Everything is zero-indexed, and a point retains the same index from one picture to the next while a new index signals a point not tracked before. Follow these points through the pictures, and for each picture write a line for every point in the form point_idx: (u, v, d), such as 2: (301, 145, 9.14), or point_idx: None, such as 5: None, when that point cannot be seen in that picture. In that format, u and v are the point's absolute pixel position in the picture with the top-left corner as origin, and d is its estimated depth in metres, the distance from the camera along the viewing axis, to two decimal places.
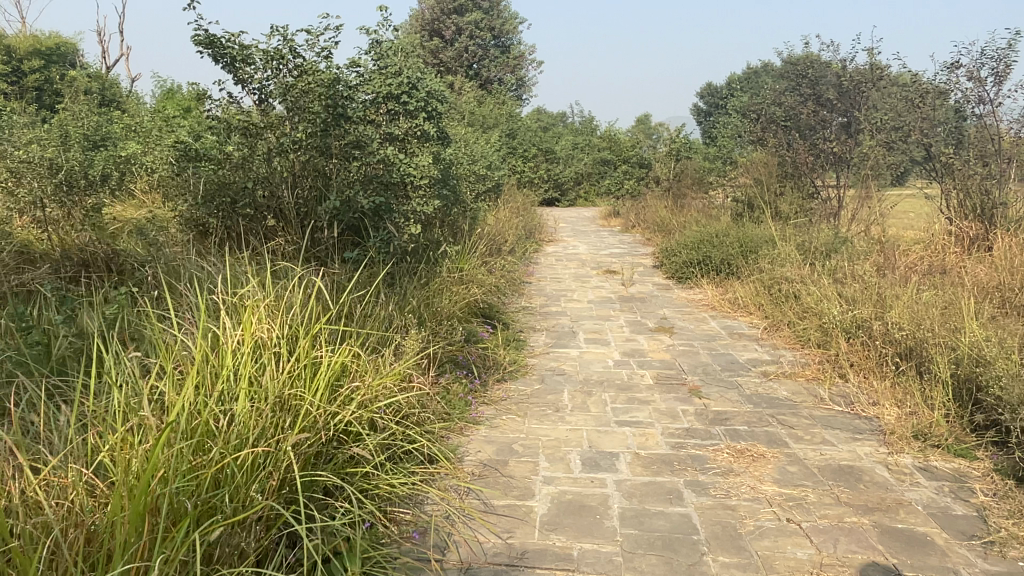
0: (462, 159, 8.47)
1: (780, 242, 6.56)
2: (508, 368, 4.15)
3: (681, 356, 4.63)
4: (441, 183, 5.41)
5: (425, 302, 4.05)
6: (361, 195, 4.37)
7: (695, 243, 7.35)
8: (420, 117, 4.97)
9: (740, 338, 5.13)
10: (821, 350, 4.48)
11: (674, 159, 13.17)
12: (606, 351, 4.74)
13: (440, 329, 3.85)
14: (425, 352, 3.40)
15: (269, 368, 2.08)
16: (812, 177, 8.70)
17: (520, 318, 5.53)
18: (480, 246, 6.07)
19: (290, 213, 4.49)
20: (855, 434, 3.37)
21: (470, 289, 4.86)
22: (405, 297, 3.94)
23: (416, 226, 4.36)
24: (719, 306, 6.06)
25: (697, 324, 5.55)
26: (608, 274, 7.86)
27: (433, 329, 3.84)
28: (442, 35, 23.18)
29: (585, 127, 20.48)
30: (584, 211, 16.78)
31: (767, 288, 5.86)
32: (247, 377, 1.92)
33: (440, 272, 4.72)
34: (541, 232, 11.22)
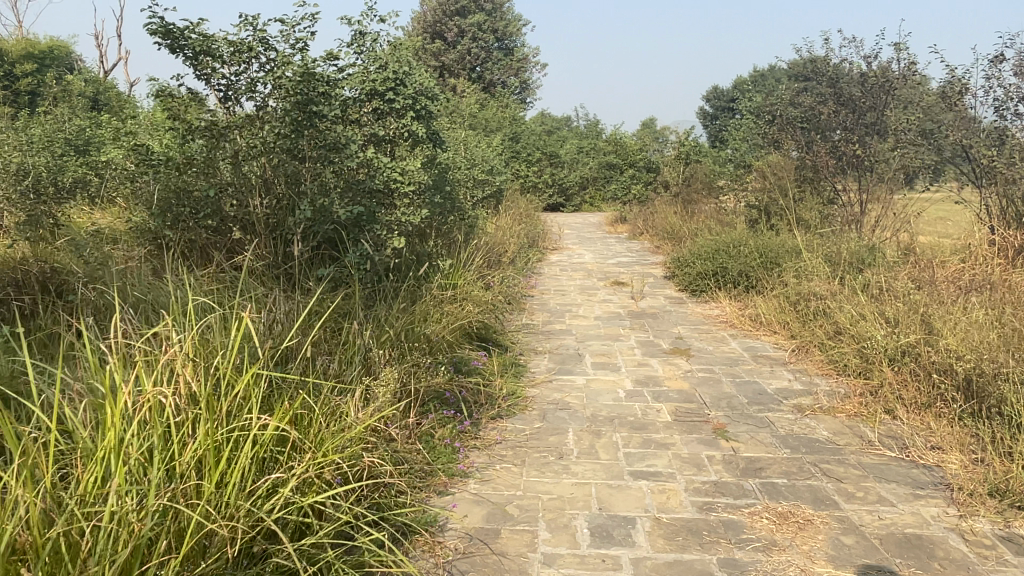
0: (460, 164, 7.96)
1: (804, 253, 6.03)
2: (505, 403, 3.62)
3: (702, 385, 4.10)
4: (432, 189, 4.91)
5: (409, 327, 3.54)
6: (337, 204, 3.88)
7: (710, 252, 6.81)
8: (409, 116, 4.48)
9: (766, 361, 4.59)
10: (861, 379, 3.94)
11: (683, 163, 12.65)
12: (616, 378, 4.22)
13: (424, 360, 3.33)
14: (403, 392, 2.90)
15: (169, 447, 1.64)
16: (834, 181, 8.17)
17: (521, 339, 5.01)
18: (477, 258, 5.56)
19: (260, 226, 4.00)
20: (915, 490, 2.83)
21: (462, 309, 4.35)
22: (384, 323, 3.43)
23: (400, 239, 3.87)
24: (739, 323, 5.53)
25: (716, 345, 5.01)
26: (616, 286, 7.33)
27: (416, 359, 3.32)
28: (445, 38, 22.72)
29: (590, 130, 19.96)
30: (590, 217, 16.24)
31: (792, 304, 5.34)
32: (124, 472, 1.48)
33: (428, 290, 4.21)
34: (544, 240, 10.69)
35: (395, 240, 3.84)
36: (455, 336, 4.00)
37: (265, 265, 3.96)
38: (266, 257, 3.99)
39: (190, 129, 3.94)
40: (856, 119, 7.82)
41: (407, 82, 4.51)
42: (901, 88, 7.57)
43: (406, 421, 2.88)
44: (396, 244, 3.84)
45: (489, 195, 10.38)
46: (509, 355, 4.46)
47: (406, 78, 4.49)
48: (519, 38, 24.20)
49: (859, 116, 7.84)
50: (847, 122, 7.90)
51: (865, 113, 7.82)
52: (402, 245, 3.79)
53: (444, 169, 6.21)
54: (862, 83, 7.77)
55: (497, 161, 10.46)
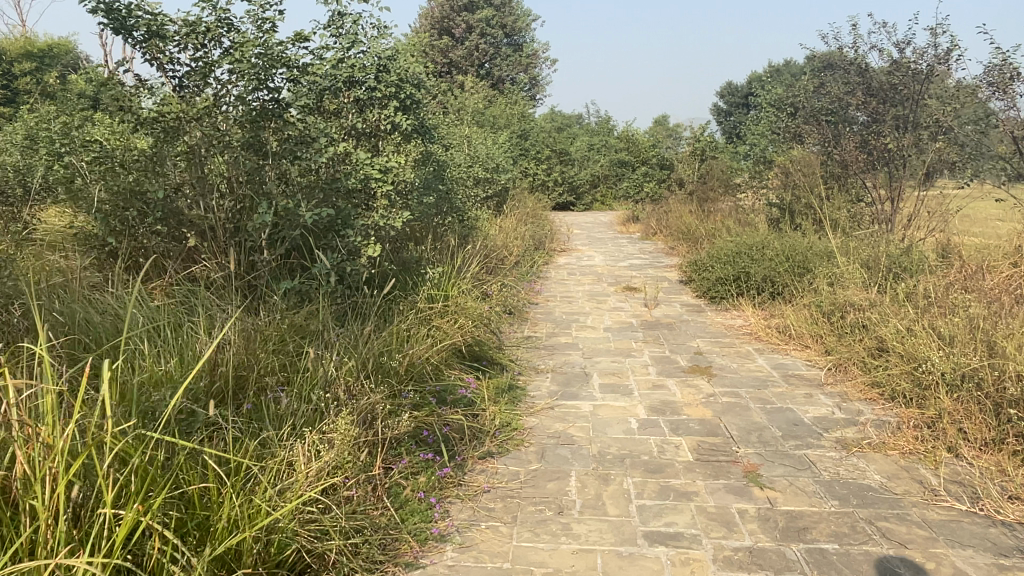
0: (459, 164, 7.46)
1: (835, 257, 5.47)
2: (497, 439, 3.10)
3: (727, 412, 3.56)
4: (415, 190, 4.41)
5: (383, 353, 3.03)
6: (304, 206, 3.38)
7: (730, 256, 6.25)
8: (391, 108, 3.98)
9: (799, 383, 4.05)
10: (914, 409, 3.39)
11: (698, 159, 12.09)
12: (628, 403, 3.69)
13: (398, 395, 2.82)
14: (364, 442, 2.42)
15: None
16: (863, 177, 7.59)
17: (522, 356, 4.49)
18: (473, 264, 5.05)
19: (218, 231, 3.50)
20: (1000, 559, 2.28)
21: (447, 326, 3.82)
22: (352, 348, 2.92)
23: (375, 246, 3.36)
24: (765, 336, 4.98)
25: (740, 362, 4.47)
26: (627, 292, 6.79)
27: (389, 392, 2.81)
28: (453, 34, 22.14)
29: (601, 126, 19.39)
30: (601, 216, 15.69)
31: (825, 315, 4.79)
32: None
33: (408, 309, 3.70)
34: (552, 241, 10.17)
35: (365, 242, 3.32)
36: (441, 359, 3.48)
37: (224, 277, 3.45)
38: (224, 269, 3.47)
39: (137, 121, 3.43)
40: (888, 111, 7.25)
41: (389, 69, 4.02)
42: (938, 77, 6.99)
43: (373, 476, 2.39)
44: (369, 253, 3.33)
45: (494, 195, 9.84)
46: (506, 377, 3.94)
47: (388, 64, 4.00)
48: (529, 33, 23.66)
49: (892, 107, 7.26)
50: (879, 113, 7.31)
51: (898, 104, 7.24)
52: (376, 254, 3.28)
53: (438, 170, 5.71)
54: (893, 71, 7.20)
55: (503, 159, 9.92)
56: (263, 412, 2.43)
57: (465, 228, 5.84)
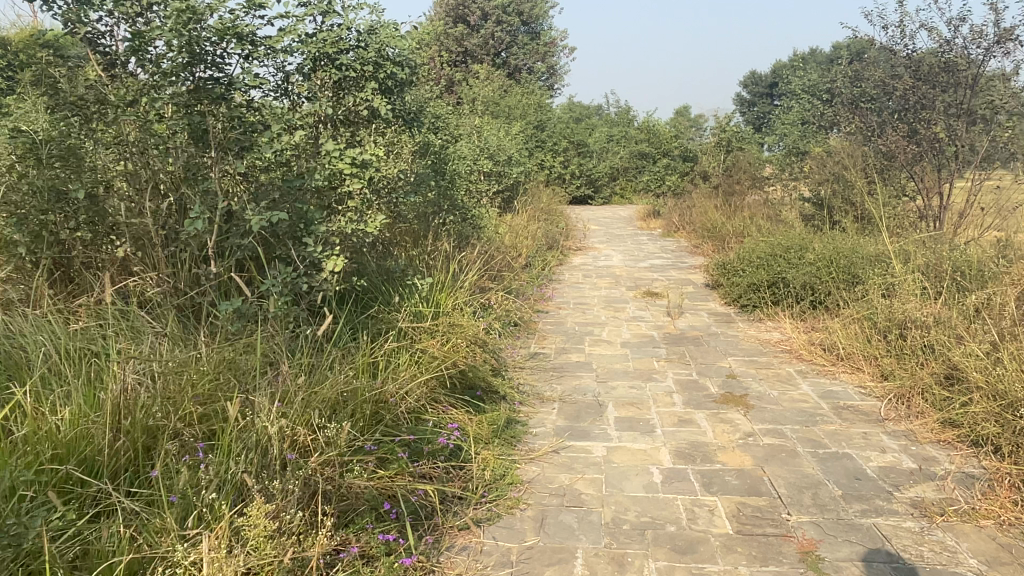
0: (462, 157, 6.82)
1: (887, 263, 4.80)
2: (484, 502, 2.48)
3: (772, 459, 2.92)
4: (401, 188, 3.80)
5: (341, 399, 2.44)
6: (253, 210, 2.78)
7: (764, 259, 5.58)
8: (367, 91, 3.36)
9: (854, 419, 3.40)
10: (1008, 463, 2.74)
11: (724, 150, 11.38)
12: (649, 446, 3.06)
13: (356, 459, 2.23)
14: (296, 542, 1.87)
15: None
16: (909, 170, 6.85)
17: (525, 381, 3.87)
18: (472, 272, 4.44)
19: (155, 237, 2.92)
20: None
21: (430, 354, 3.21)
22: (300, 393, 2.33)
23: (337, 258, 2.76)
24: (810, 357, 4.31)
25: (782, 389, 3.82)
26: (648, 298, 6.13)
27: (343, 456, 2.21)
28: (468, 21, 21.36)
29: (621, 117, 18.66)
30: (620, 210, 15.00)
31: (881, 334, 4.11)
32: None
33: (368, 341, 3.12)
34: (567, 239, 9.53)
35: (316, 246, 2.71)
36: (419, 397, 2.88)
37: (162, 294, 2.87)
38: (162, 283, 2.89)
39: (57, 103, 2.82)
40: (937, 96, 6.49)
41: (364, 44, 3.42)
42: (997, 58, 6.24)
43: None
44: (328, 266, 2.72)
45: (505, 189, 9.21)
46: (504, 412, 3.32)
47: (364, 39, 3.39)
48: (546, 21, 22.92)
49: (942, 93, 6.50)
50: (926, 98, 6.55)
51: (948, 89, 6.49)
52: (337, 267, 2.68)
53: (434, 165, 5.09)
54: (945, 51, 6.44)
55: (514, 152, 9.27)
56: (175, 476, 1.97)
57: (466, 229, 5.23)
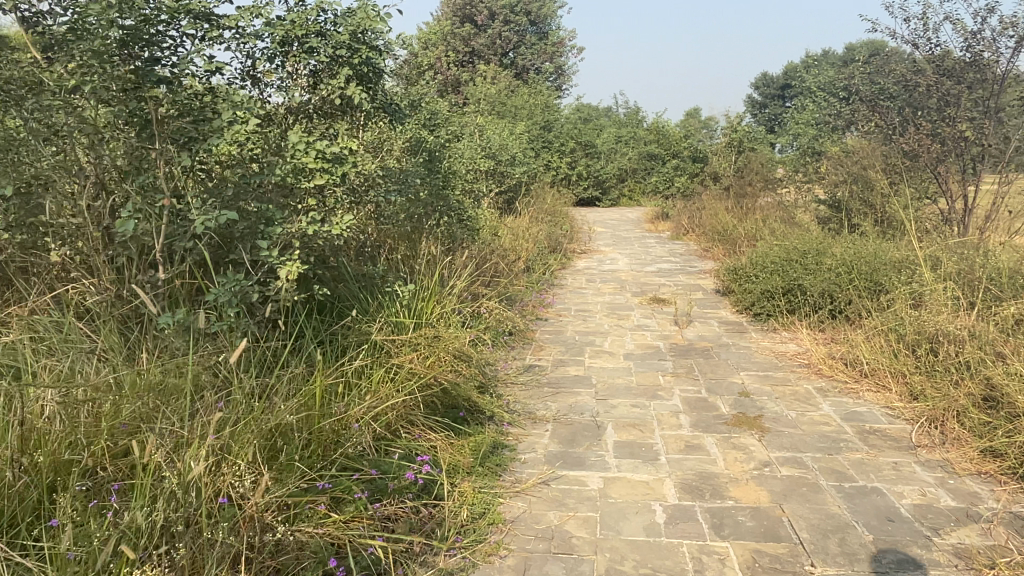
0: (460, 156, 6.50)
1: (911, 272, 4.44)
2: (456, 550, 2.14)
3: (792, 495, 2.56)
4: (381, 187, 3.47)
5: (286, 434, 2.13)
6: (200, 211, 2.44)
7: (778, 265, 5.22)
8: (341, 77, 3.03)
9: (882, 446, 3.04)
10: None
11: (735, 151, 11.02)
12: (651, 478, 2.70)
13: (296, 511, 1.95)
14: None
15: None
16: (931, 171, 6.47)
17: (517, 399, 3.53)
18: (462, 278, 4.11)
19: (96, 240, 2.59)
20: None
21: (407, 371, 2.89)
22: (235, 427, 2.02)
23: (294, 264, 2.43)
24: (830, 373, 3.94)
25: (800, 409, 3.46)
26: (655, 306, 5.78)
27: (278, 506, 1.90)
28: (475, 21, 21.07)
29: (629, 118, 18.29)
30: (628, 213, 14.64)
31: (909, 349, 3.75)
32: None
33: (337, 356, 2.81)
34: (572, 242, 9.19)
35: (270, 252, 2.40)
36: (387, 427, 2.57)
37: (103, 303, 2.56)
38: (103, 291, 2.58)
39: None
40: (963, 92, 6.12)
41: (340, 26, 3.09)
42: None
43: None
44: (284, 274, 2.39)
45: (508, 190, 8.88)
46: (490, 435, 2.99)
47: (340, 20, 3.07)
48: (554, 21, 22.60)
49: (967, 90, 6.14)
50: (950, 95, 6.18)
51: (974, 85, 6.13)
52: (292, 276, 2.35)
53: (426, 163, 4.76)
54: (972, 45, 6.07)
55: (517, 151, 8.94)
56: (73, 529, 1.65)
57: (459, 231, 4.89)
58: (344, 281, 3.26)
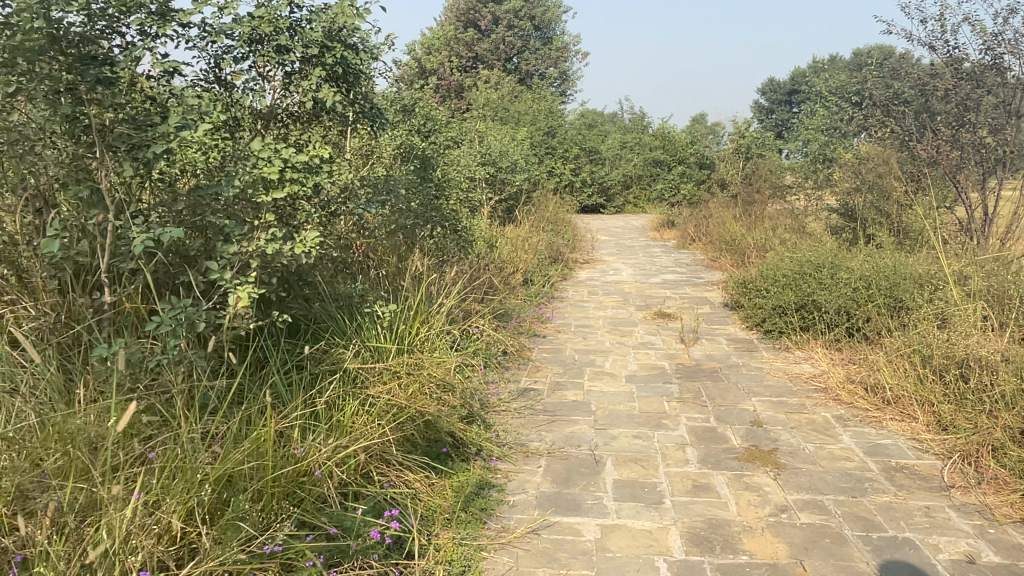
0: (456, 162, 6.23)
1: (935, 290, 4.14)
2: None
3: (813, 549, 2.26)
4: (360, 198, 3.20)
5: (228, 493, 1.88)
6: (145, 228, 2.15)
7: (791, 278, 4.92)
8: (313, 80, 2.79)
9: (912, 487, 2.73)
10: None
11: (742, 158, 10.74)
12: (654, 526, 2.41)
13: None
14: None
15: None
16: (949, 179, 6.17)
17: (508, 429, 3.24)
18: (451, 295, 3.83)
19: (30, 259, 2.29)
20: None
21: (383, 404, 2.62)
22: (169, 493, 1.76)
23: (248, 287, 2.13)
24: (849, 400, 3.64)
25: (819, 443, 3.16)
26: (659, 321, 5.49)
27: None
28: (478, 26, 20.87)
29: (635, 124, 17.99)
30: (633, 220, 14.38)
31: (936, 374, 3.45)
32: None
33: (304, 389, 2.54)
34: (574, 252, 8.91)
35: (219, 275, 2.11)
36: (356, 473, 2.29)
37: (39, 329, 2.28)
38: (43, 314, 2.31)
39: None
40: (983, 96, 5.82)
41: (313, 23, 2.85)
42: None
43: None
44: (236, 299, 2.10)
45: (508, 198, 8.60)
46: (475, 473, 2.71)
47: (314, 17, 2.82)
48: (559, 27, 22.38)
49: (987, 94, 5.84)
50: (969, 99, 5.88)
51: (996, 89, 5.82)
52: (242, 303, 2.06)
53: (416, 172, 4.48)
54: (993, 46, 5.77)
55: (518, 158, 8.67)
56: None
57: (451, 244, 4.61)
58: (319, 301, 3.00)
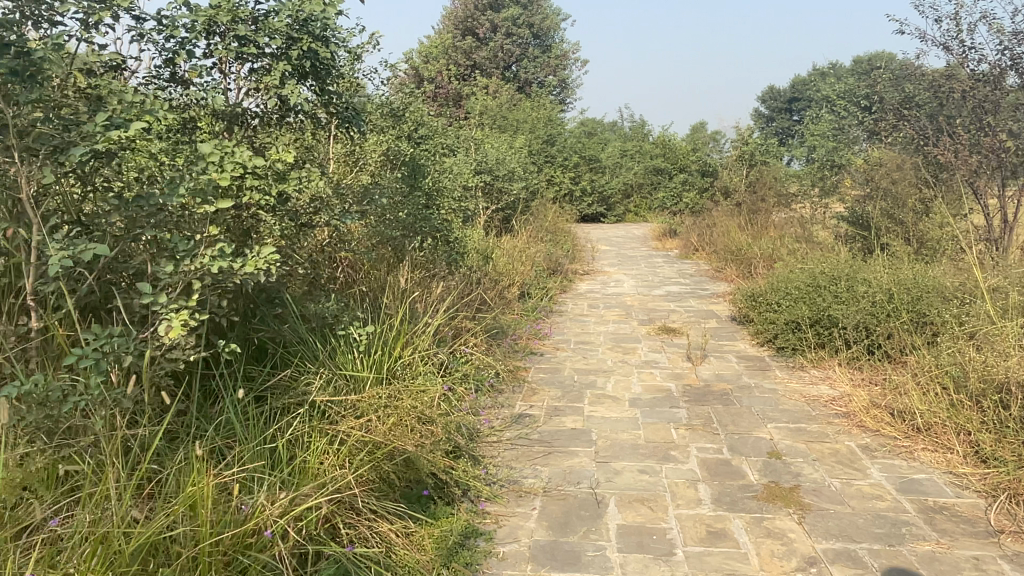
0: (449, 169, 5.93)
1: (964, 305, 3.83)
2: None
3: None
4: (334, 208, 2.91)
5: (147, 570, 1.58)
6: (69, 243, 1.83)
7: (805, 290, 4.61)
8: (276, 75, 2.50)
9: (955, 533, 2.41)
10: None
11: (746, 165, 10.45)
12: None
13: None
14: None
15: None
16: (967, 186, 5.85)
17: (500, 463, 2.92)
18: (439, 313, 3.53)
19: None
20: None
21: (353, 443, 2.31)
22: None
23: (186, 312, 1.81)
24: (875, 427, 3.32)
25: (847, 478, 2.83)
26: (664, 336, 5.17)
27: None
28: (477, 34, 20.65)
29: (635, 131, 17.72)
30: (634, 229, 14.11)
31: (971, 399, 3.13)
32: None
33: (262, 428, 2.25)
34: (574, 262, 8.61)
35: (149, 300, 1.81)
36: (315, 530, 1.99)
37: None
38: None
39: None
40: (1002, 98, 5.52)
41: (279, 13, 2.56)
42: None
43: None
44: (168, 327, 1.78)
45: (505, 207, 8.30)
46: (460, 519, 2.39)
47: (279, 7, 2.54)
48: (558, 34, 22.18)
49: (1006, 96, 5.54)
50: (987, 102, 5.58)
51: (1015, 91, 5.52)
52: (173, 333, 1.74)
53: (403, 179, 4.17)
54: (1012, 46, 5.47)
55: (515, 166, 8.37)
56: None
57: (441, 256, 4.30)
58: (287, 325, 2.70)
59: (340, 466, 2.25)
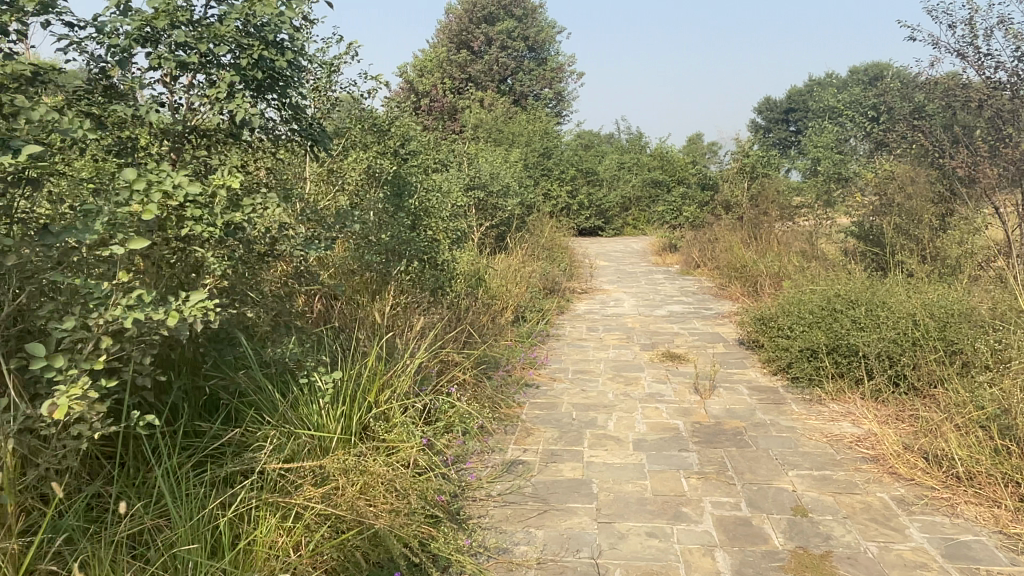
0: (438, 187, 5.60)
1: (1000, 333, 3.49)
2: None
3: None
4: (295, 237, 2.59)
5: None
6: None
7: (820, 315, 4.28)
8: (223, 87, 2.20)
9: None
10: None
11: (748, 177, 10.13)
12: None
13: None
14: None
15: None
16: (985, 200, 5.53)
17: (487, 525, 2.55)
18: (422, 350, 3.17)
19: None
20: None
21: (311, 518, 2.02)
22: None
23: (84, 380, 1.49)
24: (909, 475, 2.97)
25: (886, 541, 2.47)
26: (669, 364, 4.82)
27: None
28: (471, 47, 20.40)
29: (632, 144, 17.44)
30: (632, 243, 13.78)
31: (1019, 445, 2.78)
32: None
33: (201, 502, 1.95)
34: (572, 281, 8.26)
35: (41, 365, 1.49)
36: None
37: None
38: None
39: None
40: None
41: (227, 16, 2.27)
42: None
43: None
44: (55, 405, 1.45)
45: (499, 224, 7.96)
46: None
47: (227, 8, 2.24)
48: (553, 47, 21.95)
49: None
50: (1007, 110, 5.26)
51: None
52: (58, 414, 1.42)
53: (383, 200, 3.83)
54: None
55: (510, 181, 8.03)
56: None
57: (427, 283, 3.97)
58: (242, 372, 2.38)
59: (295, 546, 1.97)
